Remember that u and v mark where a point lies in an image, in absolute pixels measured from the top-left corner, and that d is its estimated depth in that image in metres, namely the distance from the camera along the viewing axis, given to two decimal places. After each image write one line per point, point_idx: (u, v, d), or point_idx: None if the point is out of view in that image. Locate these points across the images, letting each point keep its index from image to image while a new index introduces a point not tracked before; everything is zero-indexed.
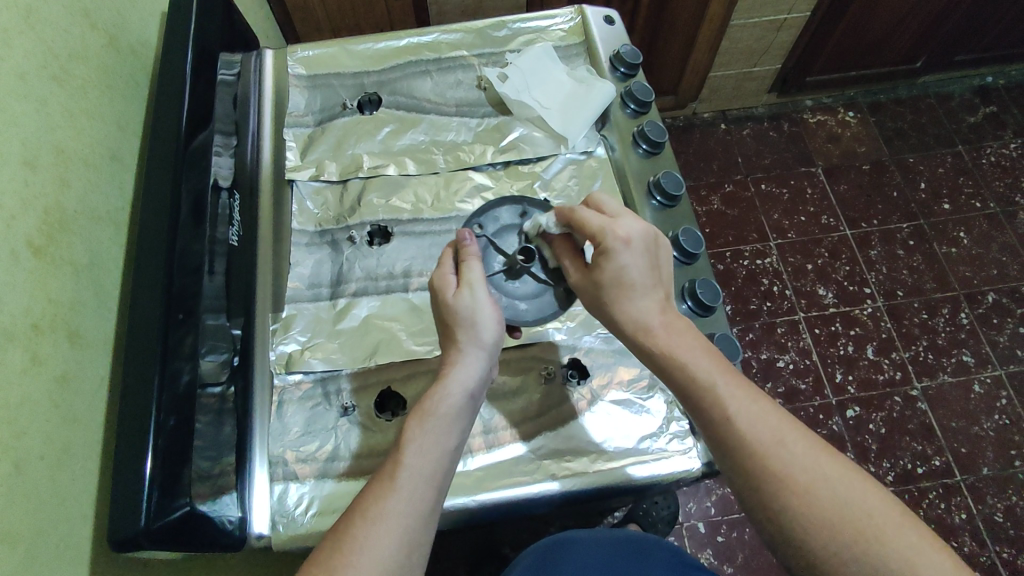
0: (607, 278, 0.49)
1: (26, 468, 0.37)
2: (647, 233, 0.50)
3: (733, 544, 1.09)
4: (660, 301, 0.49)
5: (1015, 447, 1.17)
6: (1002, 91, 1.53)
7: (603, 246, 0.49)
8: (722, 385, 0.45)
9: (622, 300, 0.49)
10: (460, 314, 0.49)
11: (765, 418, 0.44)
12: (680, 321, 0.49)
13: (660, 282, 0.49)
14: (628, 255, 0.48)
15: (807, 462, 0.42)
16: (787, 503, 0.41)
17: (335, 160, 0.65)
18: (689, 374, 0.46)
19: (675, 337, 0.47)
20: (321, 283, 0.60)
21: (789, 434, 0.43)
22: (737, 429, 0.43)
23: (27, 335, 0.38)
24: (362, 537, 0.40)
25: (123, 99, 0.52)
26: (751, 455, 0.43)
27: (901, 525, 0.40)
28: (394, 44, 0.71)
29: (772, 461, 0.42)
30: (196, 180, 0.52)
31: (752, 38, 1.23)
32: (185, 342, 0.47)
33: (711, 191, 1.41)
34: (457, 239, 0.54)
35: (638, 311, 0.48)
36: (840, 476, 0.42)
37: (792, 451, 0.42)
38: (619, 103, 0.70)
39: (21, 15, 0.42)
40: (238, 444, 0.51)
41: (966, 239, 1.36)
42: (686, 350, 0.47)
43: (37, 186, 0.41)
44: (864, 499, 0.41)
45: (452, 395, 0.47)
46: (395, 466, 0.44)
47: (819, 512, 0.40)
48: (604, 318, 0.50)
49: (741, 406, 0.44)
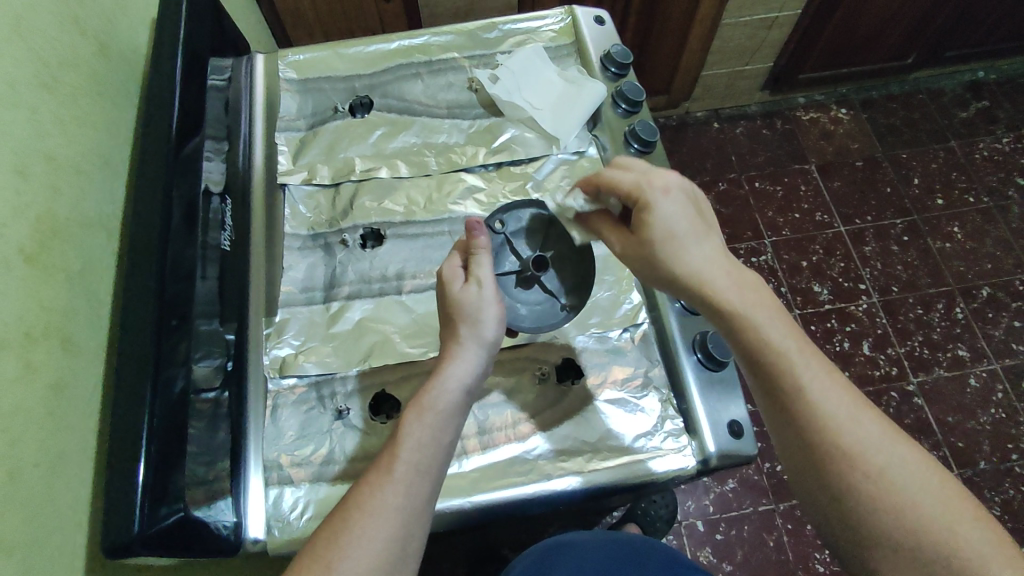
0: (655, 231, 0.47)
1: (20, 477, 0.37)
2: (685, 184, 0.49)
3: (732, 542, 1.09)
4: (723, 262, 0.47)
5: (1011, 441, 1.18)
6: (993, 86, 1.54)
7: (641, 200, 0.48)
8: (795, 352, 0.44)
9: (679, 251, 0.46)
10: (465, 307, 0.49)
11: (839, 395, 0.43)
12: (748, 275, 0.47)
13: (710, 231, 0.48)
14: (669, 203, 0.47)
15: (882, 445, 0.42)
16: (859, 485, 0.41)
17: (327, 163, 0.65)
18: (763, 338, 0.44)
19: (749, 292, 0.45)
20: (314, 286, 0.60)
21: (863, 414, 0.43)
22: (812, 403, 0.43)
23: (19, 342, 0.38)
24: (357, 529, 0.41)
25: (115, 106, 0.52)
26: (823, 431, 0.42)
27: (974, 518, 0.40)
28: (385, 47, 0.71)
29: (846, 440, 0.42)
30: (187, 187, 0.52)
31: (745, 36, 1.23)
32: (179, 348, 0.48)
33: (705, 190, 1.41)
34: (467, 230, 0.52)
35: (697, 261, 0.46)
36: (912, 460, 0.42)
37: (866, 431, 0.42)
38: (610, 103, 0.70)
39: (11, 23, 0.42)
40: (232, 449, 0.51)
41: (960, 233, 1.37)
42: (762, 312, 0.45)
43: (28, 193, 0.41)
44: (937, 488, 0.41)
45: (449, 390, 0.47)
46: (392, 458, 0.44)
47: (892, 497, 0.40)
48: (659, 281, 0.48)
49: (816, 377, 0.43)
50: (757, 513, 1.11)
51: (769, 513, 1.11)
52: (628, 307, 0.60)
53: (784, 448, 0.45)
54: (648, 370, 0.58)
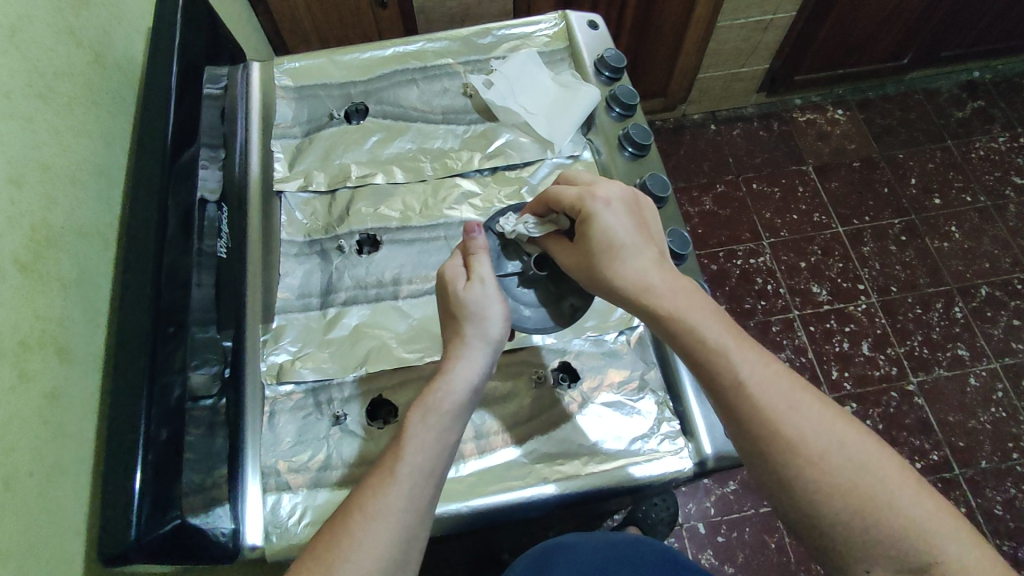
0: (595, 240, 0.49)
1: (16, 485, 0.37)
2: (626, 194, 0.52)
3: (733, 544, 1.09)
4: (659, 269, 0.48)
5: (1012, 440, 1.17)
6: (988, 85, 1.54)
7: (586, 210, 0.50)
8: (733, 348, 0.45)
9: (616, 261, 0.48)
10: (470, 306, 0.49)
11: (779, 384, 0.44)
12: (686, 283, 0.48)
13: (649, 241, 0.50)
14: (611, 213, 0.50)
15: (822, 430, 0.43)
16: (804, 474, 0.42)
17: (323, 170, 0.65)
18: (699, 338, 0.45)
19: (683, 298, 0.47)
20: (310, 293, 0.60)
21: (801, 399, 0.44)
22: (749, 394, 0.43)
23: (14, 352, 0.38)
24: (359, 532, 0.41)
25: (110, 115, 0.53)
26: (765, 423, 0.43)
27: (915, 493, 0.41)
28: (379, 54, 0.72)
29: (787, 429, 0.42)
30: (184, 195, 0.53)
31: (740, 39, 1.23)
32: (176, 356, 0.48)
33: (703, 192, 1.41)
34: (464, 232, 0.53)
35: (633, 271, 0.48)
36: (853, 442, 0.42)
37: (805, 417, 0.43)
38: (604, 107, 0.71)
39: (7, 36, 0.42)
40: (229, 455, 0.51)
41: (958, 232, 1.37)
42: (697, 312, 0.46)
43: (23, 204, 0.41)
44: (877, 466, 0.42)
45: (455, 390, 0.47)
46: (395, 461, 0.44)
47: (832, 481, 0.41)
48: (604, 293, 0.49)
49: (753, 371, 0.44)
50: (758, 515, 1.11)
51: (769, 515, 1.11)
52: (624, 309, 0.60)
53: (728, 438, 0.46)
54: (644, 373, 0.58)
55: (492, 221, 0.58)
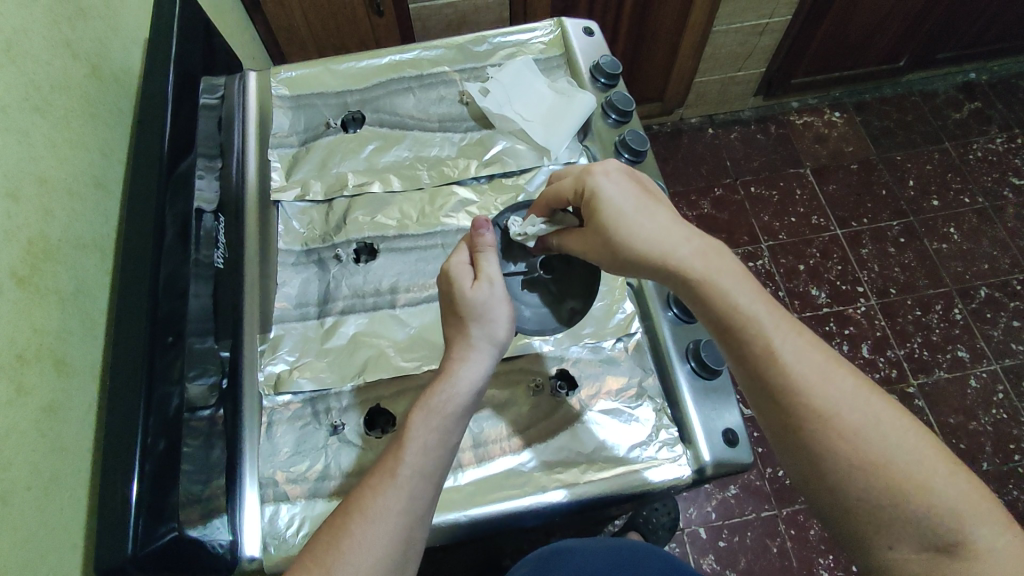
0: (606, 209, 0.49)
1: (13, 500, 0.37)
2: (624, 169, 0.52)
3: (735, 549, 1.09)
4: (682, 231, 0.48)
5: (1014, 442, 1.17)
6: (985, 86, 1.54)
7: (589, 186, 0.50)
8: (766, 319, 0.45)
9: (631, 226, 0.48)
10: (476, 307, 0.49)
11: (812, 356, 0.45)
12: (705, 241, 0.48)
13: (657, 203, 0.50)
14: (611, 182, 0.50)
15: (856, 403, 0.43)
16: (835, 450, 0.42)
17: (320, 179, 0.65)
18: (731, 304, 0.46)
19: (712, 258, 0.47)
20: (308, 302, 0.60)
21: (836, 373, 0.44)
22: (783, 364, 0.44)
23: (11, 365, 0.38)
24: (358, 535, 0.42)
25: (107, 127, 0.53)
26: (798, 394, 0.43)
27: (949, 475, 0.41)
28: (376, 62, 0.72)
29: (822, 404, 0.43)
30: (181, 206, 0.53)
31: (736, 43, 1.24)
32: (174, 366, 0.48)
33: (701, 196, 1.41)
34: (473, 227, 0.53)
35: (655, 233, 0.47)
36: (889, 420, 0.43)
37: (839, 391, 0.44)
38: (601, 113, 0.71)
39: (3, 49, 0.42)
40: (227, 468, 0.51)
41: (956, 234, 1.37)
42: (729, 276, 0.46)
43: (20, 217, 0.41)
44: (912, 445, 0.42)
45: (458, 392, 0.47)
46: (395, 462, 0.44)
47: (864, 458, 0.42)
48: (629, 266, 0.48)
49: (788, 343, 0.45)
50: (759, 519, 1.11)
51: (771, 519, 1.11)
52: (621, 316, 0.60)
53: (761, 421, 0.47)
54: (642, 380, 0.58)
55: (501, 217, 0.59)
